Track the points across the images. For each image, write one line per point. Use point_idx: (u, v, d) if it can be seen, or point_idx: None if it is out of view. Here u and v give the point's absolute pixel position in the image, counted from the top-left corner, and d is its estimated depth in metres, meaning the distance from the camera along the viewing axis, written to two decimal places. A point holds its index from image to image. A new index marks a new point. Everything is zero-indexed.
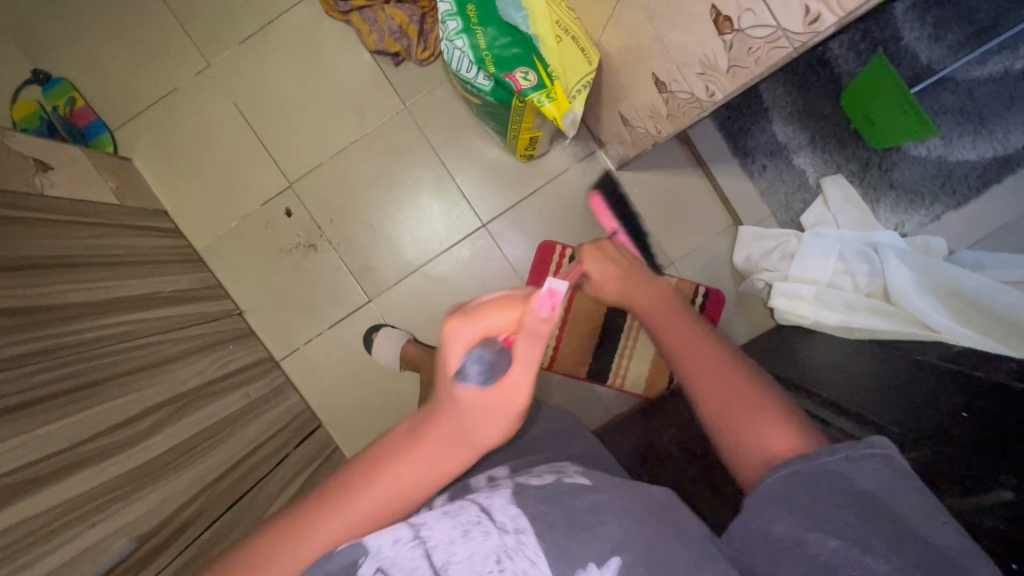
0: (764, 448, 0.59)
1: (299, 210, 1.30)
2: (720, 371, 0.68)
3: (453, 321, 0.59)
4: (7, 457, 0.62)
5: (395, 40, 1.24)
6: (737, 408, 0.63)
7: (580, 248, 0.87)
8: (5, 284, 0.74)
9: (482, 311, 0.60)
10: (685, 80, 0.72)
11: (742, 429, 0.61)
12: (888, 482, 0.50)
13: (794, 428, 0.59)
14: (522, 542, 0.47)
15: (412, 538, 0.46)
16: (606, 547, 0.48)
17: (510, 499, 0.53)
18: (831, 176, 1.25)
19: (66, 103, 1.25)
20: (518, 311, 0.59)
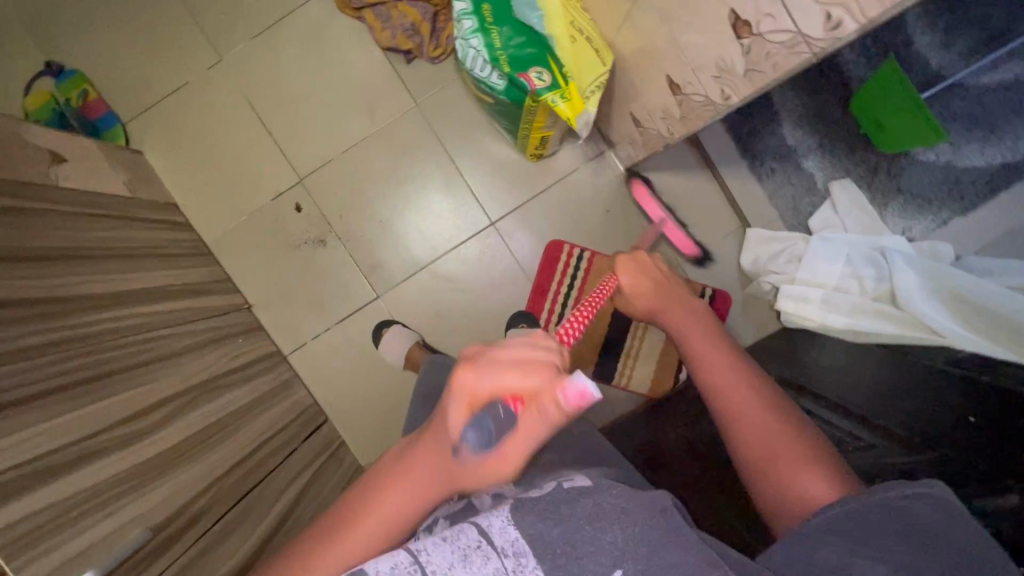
0: (807, 499, 0.63)
1: (309, 205, 1.31)
2: (762, 416, 0.72)
3: (462, 373, 0.54)
4: (26, 446, 0.63)
5: (407, 37, 1.25)
6: (780, 454, 0.68)
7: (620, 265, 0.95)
8: (20, 275, 0.75)
9: (498, 368, 0.53)
10: (700, 84, 0.73)
11: (776, 468, 0.67)
12: (939, 521, 0.51)
13: (836, 480, 0.64)
14: (520, 566, 0.48)
15: (410, 565, 0.47)
16: (608, 561, 0.49)
17: (509, 515, 0.51)
18: (839, 180, 1.25)
19: (78, 95, 1.25)
20: (537, 379, 0.53)
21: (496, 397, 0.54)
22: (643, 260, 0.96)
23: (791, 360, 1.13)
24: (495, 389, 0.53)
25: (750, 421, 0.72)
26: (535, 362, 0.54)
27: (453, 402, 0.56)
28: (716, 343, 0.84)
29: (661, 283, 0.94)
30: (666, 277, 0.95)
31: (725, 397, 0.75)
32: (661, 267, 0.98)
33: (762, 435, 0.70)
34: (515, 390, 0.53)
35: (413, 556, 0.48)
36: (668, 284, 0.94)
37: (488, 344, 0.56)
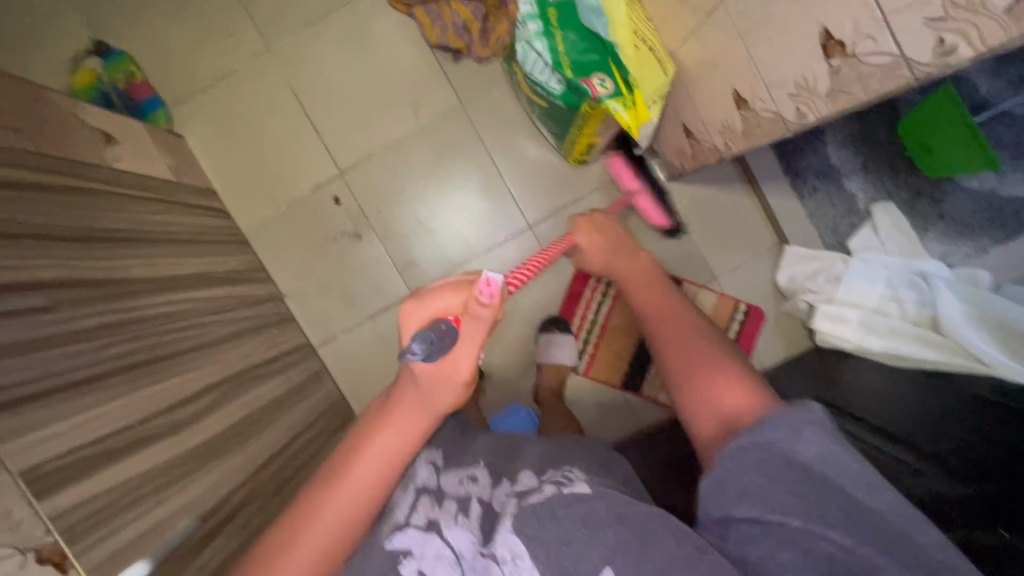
0: (721, 405, 0.61)
1: (348, 199, 1.30)
2: (690, 338, 0.71)
3: (405, 303, 0.61)
4: (85, 429, 0.62)
5: (458, 36, 1.23)
6: (700, 370, 0.65)
7: (573, 221, 1.00)
8: (70, 253, 0.74)
9: (434, 292, 0.62)
10: (773, 99, 0.73)
11: (697, 386, 0.64)
12: (824, 451, 0.52)
13: (751, 388, 0.61)
14: (518, 568, 0.56)
15: (452, 562, 0.58)
16: (598, 560, 0.54)
17: (509, 527, 0.57)
18: (881, 203, 1.24)
19: (124, 76, 1.24)
20: (466, 293, 0.61)
21: (436, 316, 0.61)
22: (598, 221, 0.99)
23: (826, 380, 1.12)
24: (433, 309, 0.61)
25: (678, 345, 0.71)
26: (463, 282, 0.62)
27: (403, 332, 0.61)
28: (662, 289, 0.83)
29: (615, 239, 0.96)
30: (618, 235, 0.96)
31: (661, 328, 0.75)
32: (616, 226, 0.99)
33: (688, 358, 0.68)
34: (449, 305, 0.61)
35: (455, 556, 0.58)
36: (623, 242, 0.95)
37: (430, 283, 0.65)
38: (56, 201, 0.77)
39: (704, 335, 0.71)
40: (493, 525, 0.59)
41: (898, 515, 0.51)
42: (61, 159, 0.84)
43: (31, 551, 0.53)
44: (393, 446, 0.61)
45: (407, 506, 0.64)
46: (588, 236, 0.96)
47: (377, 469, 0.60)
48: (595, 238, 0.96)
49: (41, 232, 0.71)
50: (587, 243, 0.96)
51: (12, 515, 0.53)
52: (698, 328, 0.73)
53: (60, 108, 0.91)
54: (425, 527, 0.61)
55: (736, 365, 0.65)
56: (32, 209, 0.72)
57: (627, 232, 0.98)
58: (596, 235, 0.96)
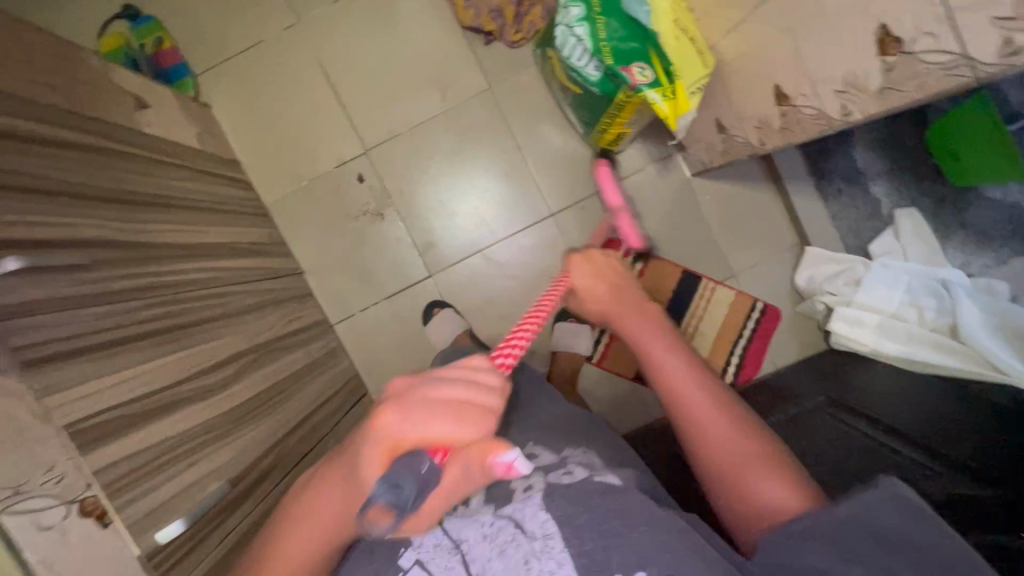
0: (767, 502, 0.63)
1: (372, 177, 1.30)
2: (716, 413, 0.71)
3: (388, 414, 0.52)
4: (123, 387, 0.63)
5: (491, 19, 1.22)
6: (736, 457, 0.67)
7: (568, 257, 0.95)
8: (100, 215, 0.73)
9: (427, 414, 0.51)
10: (817, 97, 0.73)
11: (739, 478, 0.65)
12: (902, 522, 0.52)
13: (794, 484, 0.63)
14: (548, 547, 0.58)
15: (453, 549, 0.60)
16: (633, 561, 0.56)
17: (540, 504, 0.61)
18: (904, 208, 1.23)
19: (154, 42, 1.23)
20: (466, 426, 0.51)
21: (421, 445, 0.50)
22: (596, 261, 0.94)
23: (840, 380, 1.12)
24: (423, 437, 0.50)
25: (707, 428, 0.70)
26: (467, 406, 0.52)
27: (375, 444, 0.52)
28: (667, 339, 0.82)
29: (616, 288, 0.91)
30: (620, 287, 0.91)
31: (680, 395, 0.74)
32: (618, 266, 0.96)
33: (722, 442, 0.68)
34: (444, 437, 0.50)
35: (456, 542, 0.61)
36: (625, 289, 0.91)
37: (421, 381, 0.54)
38: (89, 161, 0.77)
39: (730, 416, 0.71)
40: (509, 498, 0.64)
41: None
42: (97, 121, 0.84)
43: (72, 503, 0.52)
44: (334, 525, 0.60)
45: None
46: (586, 278, 0.92)
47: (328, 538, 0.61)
48: (598, 285, 0.91)
49: (69, 189, 0.70)
50: (587, 287, 0.91)
51: (55, 468, 0.52)
52: (720, 396, 0.73)
53: (95, 70, 0.90)
54: None
55: (770, 450, 0.67)
56: (63, 167, 0.71)
57: (634, 282, 0.93)
58: (597, 280, 0.92)
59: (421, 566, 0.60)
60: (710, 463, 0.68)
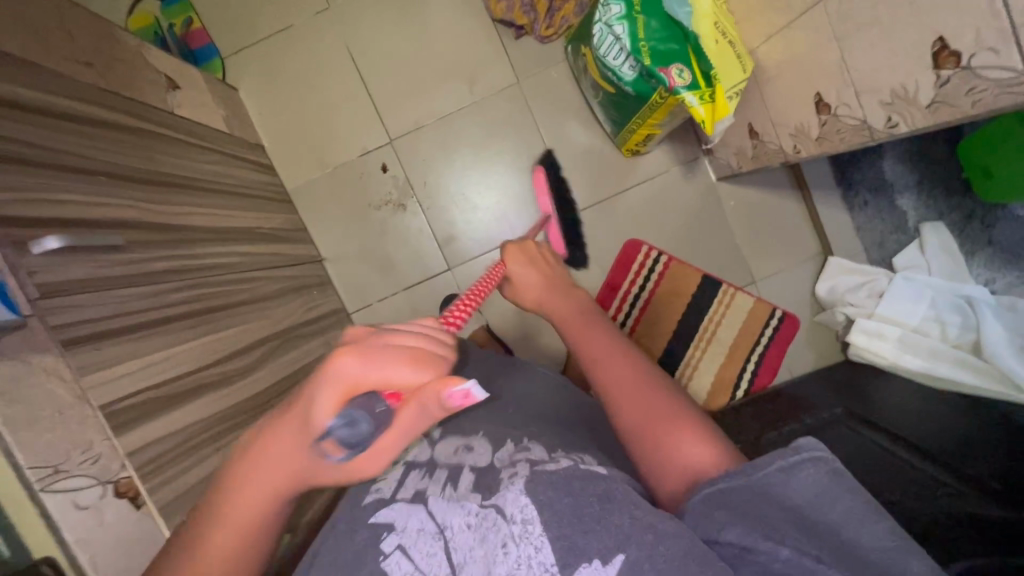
0: (687, 466, 0.55)
1: (396, 166, 1.29)
2: (640, 383, 0.64)
3: (344, 357, 0.42)
4: (153, 370, 0.63)
5: (524, 12, 1.20)
6: (656, 423, 0.59)
7: (504, 248, 0.92)
8: (133, 194, 0.73)
9: (385, 360, 0.42)
10: (861, 107, 0.72)
11: (660, 445, 0.57)
12: (818, 491, 0.49)
13: (716, 443, 0.56)
14: (528, 532, 0.52)
15: (436, 535, 0.55)
16: (613, 544, 0.49)
17: (522, 488, 0.54)
18: (931, 223, 1.19)
19: (184, 23, 1.25)
20: (427, 371, 0.44)
21: (376, 390, 0.42)
22: (529, 251, 0.90)
23: (857, 391, 1.11)
24: (378, 382, 0.42)
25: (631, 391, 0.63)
26: (429, 355, 0.45)
27: (321, 387, 0.42)
28: (594, 320, 0.77)
29: (548, 273, 0.87)
30: (554, 272, 0.87)
31: (602, 369, 0.67)
32: (552, 259, 0.90)
33: (645, 411, 0.60)
34: (401, 383, 0.43)
35: (439, 528, 0.55)
36: (556, 273, 0.87)
37: (380, 330, 0.46)
38: (125, 141, 0.77)
39: (653, 382, 0.64)
40: (496, 487, 0.57)
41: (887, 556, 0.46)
42: (133, 101, 0.84)
43: (109, 484, 0.53)
44: (263, 506, 0.48)
45: (395, 481, 0.64)
46: (518, 265, 0.88)
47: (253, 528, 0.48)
48: (529, 270, 0.87)
49: (105, 169, 0.70)
50: (518, 274, 0.87)
51: (92, 448, 0.52)
52: (645, 370, 0.66)
53: (130, 48, 0.89)
54: (412, 499, 0.60)
55: (692, 418, 0.59)
56: (100, 146, 0.71)
57: (561, 265, 0.90)
58: (528, 268, 0.87)
59: (402, 551, 0.55)
60: (629, 433, 0.60)
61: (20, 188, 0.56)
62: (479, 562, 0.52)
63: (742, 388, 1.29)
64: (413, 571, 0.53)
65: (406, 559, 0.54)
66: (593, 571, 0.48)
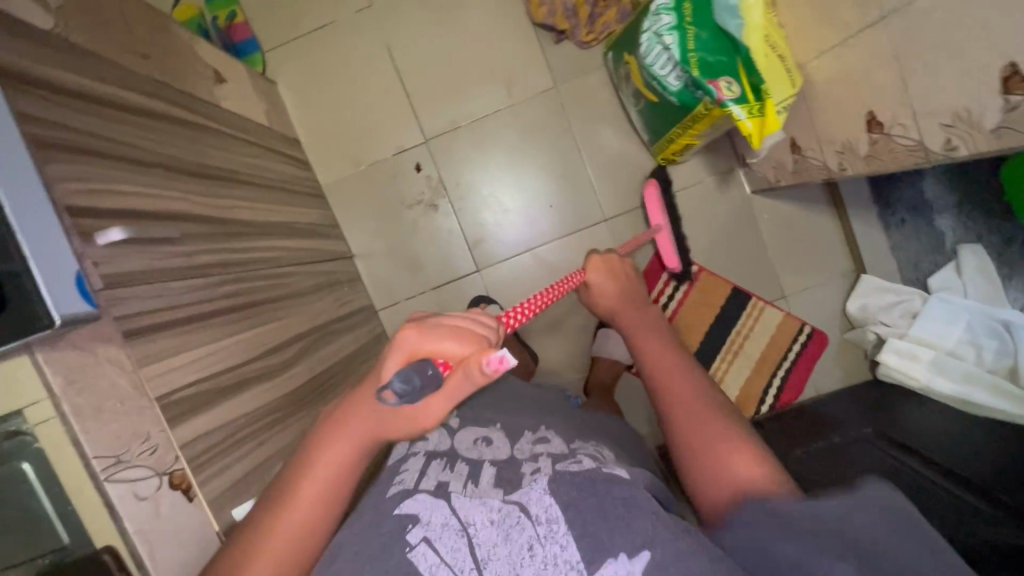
0: (731, 475, 0.56)
1: (429, 166, 1.30)
2: (690, 391, 0.66)
3: (405, 330, 0.55)
4: (204, 363, 0.64)
5: (566, 17, 1.20)
6: (702, 430, 0.61)
7: (587, 257, 0.94)
8: (187, 188, 0.74)
9: (439, 332, 0.55)
10: (918, 128, 0.71)
11: (703, 451, 0.59)
12: (888, 530, 0.46)
13: (766, 461, 0.57)
14: (552, 532, 0.52)
15: (460, 531, 0.54)
16: (638, 542, 0.50)
17: (547, 487, 0.55)
18: (970, 245, 1.15)
19: (227, 16, 1.25)
20: (471, 345, 0.55)
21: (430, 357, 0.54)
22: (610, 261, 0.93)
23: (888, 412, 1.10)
24: (430, 350, 0.54)
25: (681, 401, 0.65)
26: (471, 334, 0.56)
27: (390, 356, 0.55)
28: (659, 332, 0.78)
29: (625, 289, 0.89)
30: (633, 290, 0.89)
31: (660, 374, 0.70)
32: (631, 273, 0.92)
33: (691, 416, 0.63)
34: (449, 351, 0.55)
35: (463, 524, 0.54)
36: (633, 289, 0.89)
37: (434, 314, 0.59)
38: (180, 134, 0.78)
39: (704, 393, 0.66)
40: (518, 482, 0.59)
41: None
42: (185, 94, 0.85)
43: (164, 475, 0.53)
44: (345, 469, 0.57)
45: (417, 471, 0.62)
46: (599, 277, 0.90)
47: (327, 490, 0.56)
48: (610, 282, 0.90)
49: (162, 162, 0.71)
50: (598, 284, 0.90)
51: (150, 439, 0.52)
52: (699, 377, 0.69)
53: (182, 41, 0.90)
54: (434, 492, 0.58)
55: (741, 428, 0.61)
56: (158, 139, 0.72)
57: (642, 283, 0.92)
58: (608, 279, 0.90)
59: (427, 544, 0.53)
60: (675, 436, 0.63)
61: (93, 179, 0.57)
62: (505, 561, 0.52)
63: (767, 402, 1.29)
64: (440, 563, 0.52)
65: (432, 552, 0.52)
66: (618, 566, 0.49)
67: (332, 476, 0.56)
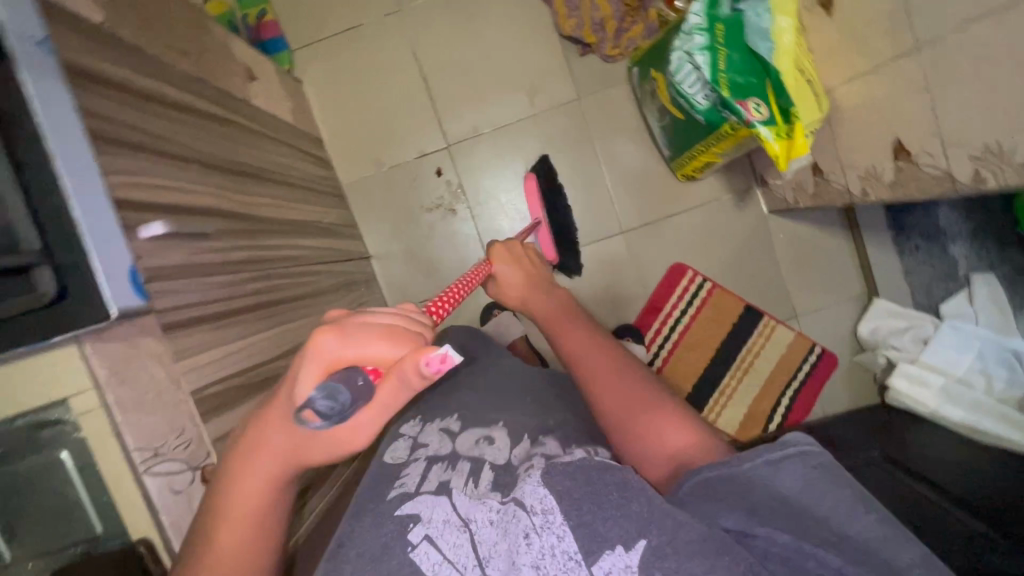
0: (665, 448, 0.56)
1: (449, 172, 1.31)
2: (614, 371, 0.65)
3: (323, 333, 0.44)
4: (234, 361, 0.64)
5: (594, 32, 1.22)
6: (633, 407, 0.60)
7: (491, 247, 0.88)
8: (222, 185, 0.75)
9: (365, 334, 0.45)
10: (945, 157, 0.72)
11: (637, 428, 0.59)
12: (807, 482, 0.47)
13: (696, 427, 0.58)
14: (549, 523, 0.48)
15: (461, 527, 0.51)
16: (632, 530, 0.47)
17: (541, 478, 0.52)
18: (982, 274, 1.14)
19: (257, 14, 1.26)
20: (405, 346, 0.46)
21: (358, 366, 0.45)
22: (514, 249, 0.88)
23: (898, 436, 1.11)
24: (360, 357, 0.45)
25: (609, 380, 0.64)
26: (405, 336, 0.47)
27: (306, 367, 0.44)
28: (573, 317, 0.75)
29: (532, 274, 0.84)
30: (540, 273, 0.84)
31: (582, 357, 0.68)
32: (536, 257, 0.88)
33: (621, 397, 0.62)
34: (380, 356, 0.45)
35: (464, 520, 0.52)
36: (539, 273, 0.84)
37: (355, 313, 0.48)
38: (215, 130, 0.79)
39: (627, 370, 0.65)
40: (514, 483, 0.55)
41: (882, 543, 0.45)
42: (221, 91, 0.86)
43: (197, 470, 0.53)
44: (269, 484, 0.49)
45: (418, 474, 0.58)
46: (505, 265, 0.84)
47: (264, 504, 0.50)
48: (515, 270, 0.84)
49: (196, 156, 0.71)
50: (506, 274, 0.83)
51: (185, 433, 0.53)
52: (620, 356, 0.68)
53: (218, 38, 0.91)
54: (436, 491, 0.55)
55: (667, 401, 0.61)
56: (194, 134, 0.72)
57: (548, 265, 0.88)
58: (514, 266, 0.84)
59: (429, 542, 0.51)
60: (607, 418, 0.62)
61: (138, 172, 0.58)
62: (505, 556, 0.49)
63: (775, 420, 1.29)
64: (443, 561, 0.49)
65: (435, 550, 0.50)
66: (616, 558, 0.46)
67: (267, 487, 0.49)
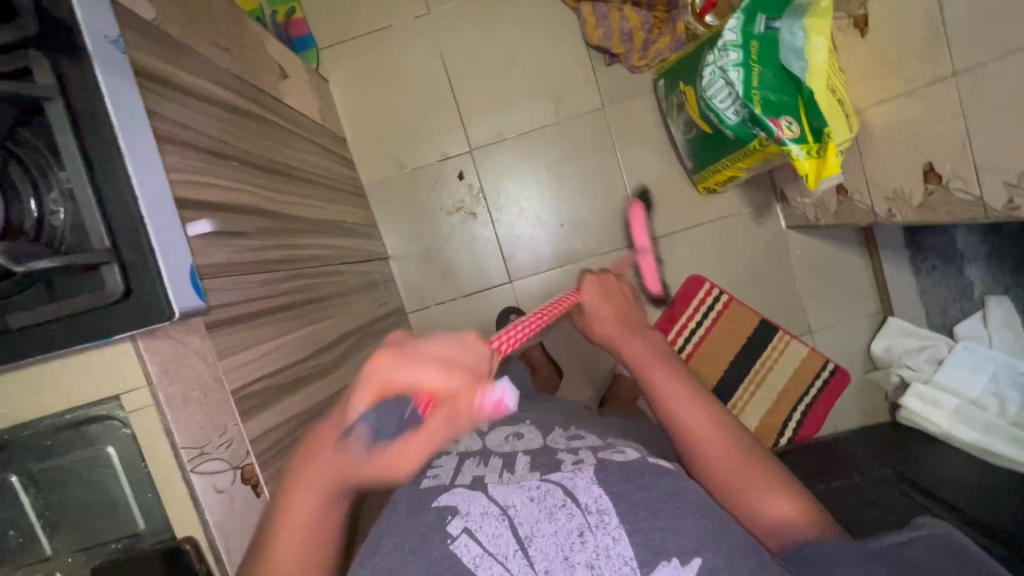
0: (774, 523, 0.56)
1: (471, 176, 1.31)
2: (718, 438, 0.60)
3: (380, 355, 0.44)
4: (270, 358, 0.65)
5: (621, 42, 1.22)
6: (742, 480, 0.58)
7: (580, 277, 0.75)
8: (257, 183, 0.75)
9: (421, 361, 0.44)
10: (978, 183, 0.73)
11: (747, 501, 0.57)
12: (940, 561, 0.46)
13: (803, 502, 0.57)
14: (604, 523, 0.49)
15: (501, 515, 0.51)
16: (689, 545, 0.47)
17: (593, 478, 0.53)
18: (998, 297, 1.16)
19: (286, 11, 1.27)
20: (457, 378, 0.45)
21: (408, 391, 0.44)
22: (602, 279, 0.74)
23: None
24: (411, 381, 0.44)
25: (714, 445, 0.60)
26: (457, 363, 0.45)
27: (360, 386, 0.45)
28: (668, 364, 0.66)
29: (623, 307, 0.71)
30: (628, 308, 0.71)
31: (681, 418, 0.62)
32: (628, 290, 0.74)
33: (728, 467, 0.59)
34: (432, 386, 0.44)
35: (503, 509, 0.52)
36: (631, 306, 0.72)
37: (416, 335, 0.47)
38: (252, 128, 0.79)
39: (730, 432, 0.61)
40: (557, 467, 0.57)
41: None
42: (256, 88, 0.86)
43: (238, 469, 0.53)
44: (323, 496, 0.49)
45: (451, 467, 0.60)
46: (596, 299, 0.71)
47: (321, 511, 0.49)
48: (604, 303, 0.70)
49: (235, 154, 0.71)
50: (593, 309, 0.70)
51: (227, 432, 0.53)
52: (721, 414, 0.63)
53: (254, 36, 0.92)
54: (471, 485, 0.56)
55: (775, 470, 0.59)
56: (233, 131, 0.72)
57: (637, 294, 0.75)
58: (603, 300, 0.71)
59: (468, 535, 0.50)
60: (713, 485, 0.60)
61: (184, 170, 0.58)
62: (550, 540, 0.49)
63: (786, 434, 1.29)
64: (484, 554, 0.49)
65: (475, 543, 0.49)
66: (672, 570, 0.46)
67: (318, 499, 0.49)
